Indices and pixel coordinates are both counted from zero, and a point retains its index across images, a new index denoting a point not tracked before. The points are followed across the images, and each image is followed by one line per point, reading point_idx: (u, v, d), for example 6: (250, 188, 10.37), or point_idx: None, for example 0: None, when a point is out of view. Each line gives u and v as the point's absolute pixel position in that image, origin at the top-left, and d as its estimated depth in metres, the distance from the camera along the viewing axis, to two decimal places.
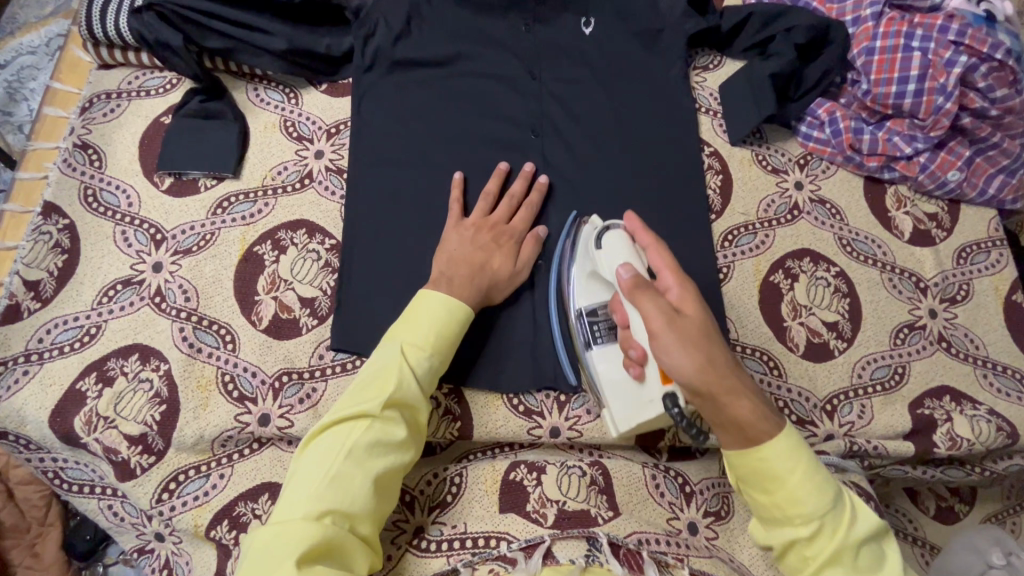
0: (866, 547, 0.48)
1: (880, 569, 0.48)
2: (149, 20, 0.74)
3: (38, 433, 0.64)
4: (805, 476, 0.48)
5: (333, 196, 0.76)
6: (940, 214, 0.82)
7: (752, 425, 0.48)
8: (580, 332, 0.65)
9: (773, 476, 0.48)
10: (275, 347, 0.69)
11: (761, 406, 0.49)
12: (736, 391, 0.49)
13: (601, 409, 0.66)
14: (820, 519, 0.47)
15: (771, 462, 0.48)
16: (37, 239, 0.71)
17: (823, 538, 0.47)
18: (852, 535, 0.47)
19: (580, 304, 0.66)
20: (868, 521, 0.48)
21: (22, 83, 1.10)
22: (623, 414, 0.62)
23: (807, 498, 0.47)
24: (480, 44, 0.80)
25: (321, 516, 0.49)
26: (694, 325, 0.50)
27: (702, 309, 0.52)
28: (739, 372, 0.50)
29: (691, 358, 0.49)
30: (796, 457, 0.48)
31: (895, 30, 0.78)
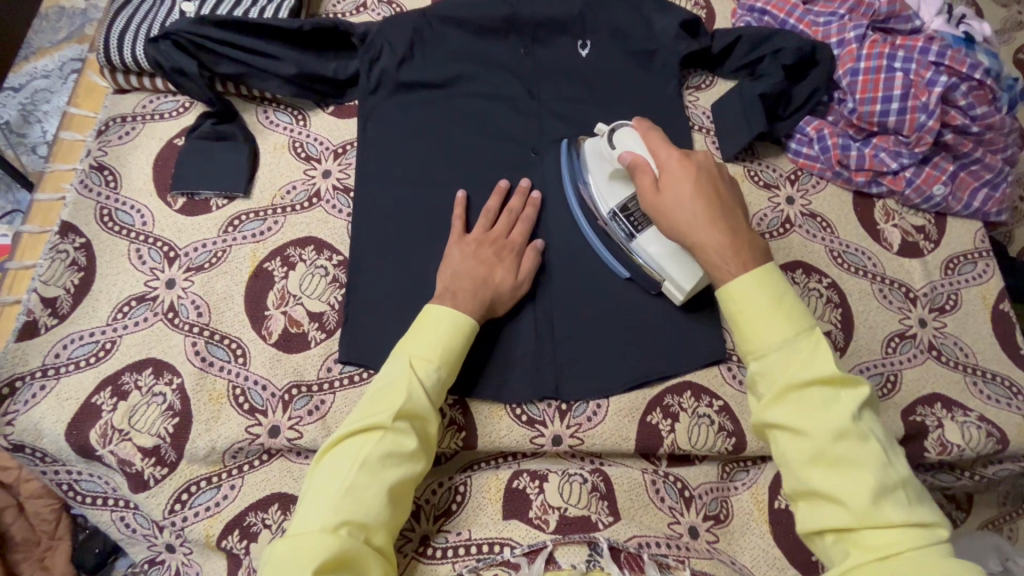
0: (816, 387, 0.51)
1: (827, 409, 0.51)
2: (165, 48, 0.77)
3: (54, 445, 0.66)
4: (762, 316, 0.54)
5: (340, 214, 0.78)
6: (927, 226, 0.85)
7: (721, 274, 0.57)
8: (620, 229, 0.71)
9: (735, 318, 0.56)
10: (285, 360, 0.71)
11: (733, 254, 0.57)
12: (701, 249, 0.58)
13: (660, 281, 0.71)
14: (772, 353, 0.53)
15: (736, 303, 0.56)
16: (54, 257, 0.73)
17: (774, 372, 0.53)
18: (798, 373, 0.51)
19: (610, 205, 0.71)
20: (822, 364, 0.52)
21: (36, 106, 1.14)
22: (684, 273, 0.68)
23: (762, 333, 0.54)
24: (481, 67, 0.84)
25: (337, 527, 0.51)
26: (668, 199, 0.60)
27: (681, 182, 0.60)
28: (710, 231, 0.58)
29: (668, 224, 0.61)
30: (757, 295, 0.55)
31: (877, 52, 0.81)
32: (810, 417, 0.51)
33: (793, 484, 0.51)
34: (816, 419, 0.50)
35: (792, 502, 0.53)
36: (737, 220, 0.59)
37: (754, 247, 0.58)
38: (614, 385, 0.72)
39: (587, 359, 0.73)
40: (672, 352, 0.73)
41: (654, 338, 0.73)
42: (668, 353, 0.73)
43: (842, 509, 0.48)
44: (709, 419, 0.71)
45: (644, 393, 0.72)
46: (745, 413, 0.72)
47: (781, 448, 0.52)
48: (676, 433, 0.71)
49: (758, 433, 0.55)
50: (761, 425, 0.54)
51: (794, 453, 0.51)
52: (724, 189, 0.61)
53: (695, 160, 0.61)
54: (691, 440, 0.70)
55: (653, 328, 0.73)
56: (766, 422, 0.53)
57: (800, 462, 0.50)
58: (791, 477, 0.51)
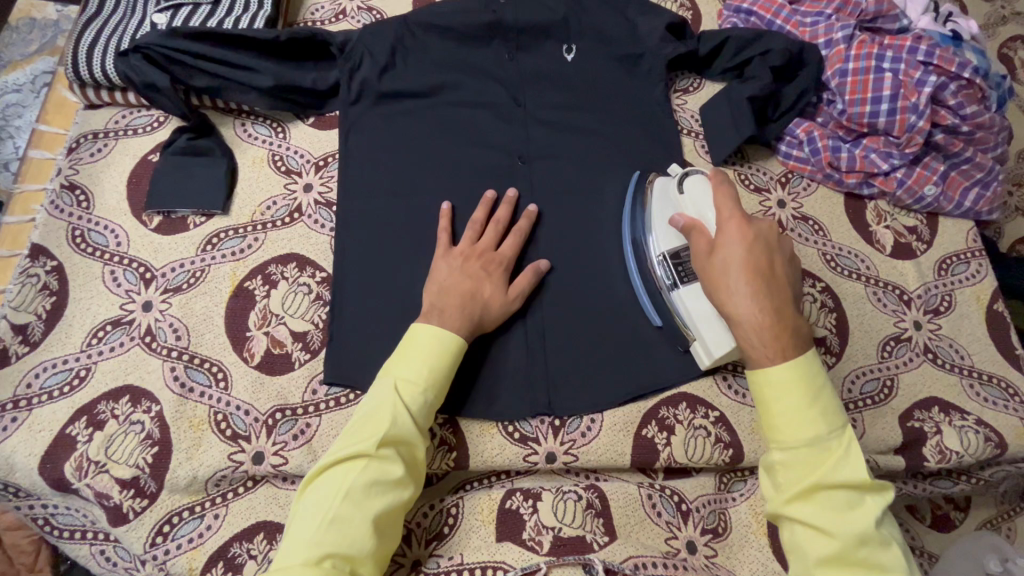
0: (843, 490, 0.51)
1: (851, 513, 0.50)
2: (136, 63, 0.75)
3: (27, 480, 0.64)
4: (796, 409, 0.53)
5: (323, 229, 0.76)
6: (919, 226, 0.84)
7: (751, 355, 0.55)
8: (664, 274, 0.69)
9: (765, 403, 0.55)
10: (268, 384, 0.68)
11: (767, 337, 0.55)
12: (737, 320, 0.56)
13: (691, 340, 0.69)
14: (801, 451, 0.53)
15: (769, 388, 0.54)
16: (24, 282, 0.71)
17: (799, 469, 0.52)
18: (828, 477, 0.51)
19: (662, 249, 0.69)
20: (852, 470, 0.51)
21: (7, 121, 1.10)
22: (716, 339, 0.66)
23: (793, 429, 0.53)
24: (465, 74, 0.82)
25: (320, 559, 0.49)
26: (716, 264, 0.58)
27: (736, 250, 0.58)
28: (752, 305, 0.56)
29: (709, 289, 0.59)
30: (791, 390, 0.54)
31: (866, 53, 0.80)
32: (834, 520, 0.50)
33: (802, 575, 0.51)
34: (842, 524, 0.50)
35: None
36: (784, 303, 0.56)
37: (793, 334, 0.55)
38: (607, 399, 0.70)
39: (579, 372, 0.71)
40: (666, 364, 0.71)
41: (648, 350, 0.72)
42: (663, 368, 0.71)
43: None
44: (706, 431, 0.70)
45: (639, 406, 0.71)
46: (741, 424, 0.71)
47: (797, 541, 0.52)
48: (671, 447, 0.69)
49: (771, 519, 0.55)
50: (778, 515, 0.53)
51: (811, 549, 0.51)
52: (779, 267, 0.58)
53: (756, 231, 0.59)
54: (687, 454, 0.69)
55: (647, 340, 0.72)
56: (785, 516, 0.52)
57: (817, 560, 0.50)
58: (802, 567, 0.51)
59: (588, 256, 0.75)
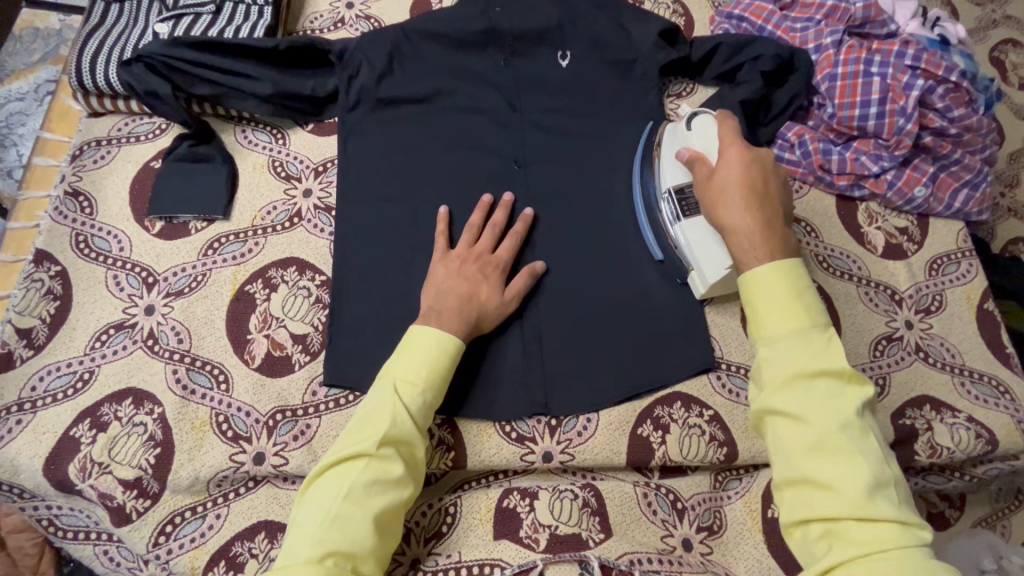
0: (824, 379, 0.52)
1: (833, 400, 0.51)
2: (139, 71, 0.76)
3: (32, 481, 0.64)
4: (782, 303, 0.55)
5: (322, 233, 0.77)
6: (910, 227, 0.85)
7: (743, 260, 0.59)
8: (668, 209, 0.72)
9: (753, 300, 0.57)
10: (268, 386, 0.69)
11: (758, 243, 0.58)
12: (731, 229, 0.60)
13: (690, 270, 0.73)
14: (783, 342, 0.54)
15: (757, 284, 0.57)
16: (29, 286, 0.72)
17: (781, 357, 0.54)
18: (809, 362, 0.52)
19: (667, 185, 0.72)
20: (833, 357, 0.53)
21: (11, 129, 1.12)
22: (712, 266, 0.69)
23: (777, 320, 0.55)
24: (462, 81, 0.83)
25: (323, 558, 0.50)
26: (716, 183, 0.63)
27: (734, 170, 0.62)
28: (746, 215, 0.60)
29: (708, 207, 0.63)
30: (778, 286, 0.56)
31: (854, 57, 0.82)
32: (814, 406, 0.51)
33: (785, 470, 0.51)
34: (823, 408, 0.51)
35: (778, 492, 0.53)
36: (777, 219, 0.61)
37: (783, 245, 0.59)
38: (603, 399, 0.71)
39: (575, 372, 0.72)
40: (661, 365, 0.72)
41: (643, 351, 0.73)
42: (659, 368, 0.72)
43: (833, 498, 0.48)
44: (701, 431, 0.71)
45: (634, 405, 0.72)
46: (735, 423, 0.72)
47: (780, 435, 0.52)
48: (666, 446, 0.70)
49: (756, 423, 0.56)
50: (761, 411, 0.54)
51: (792, 441, 0.51)
52: (774, 188, 0.62)
53: (755, 155, 0.63)
54: (682, 452, 0.70)
55: (642, 341, 0.73)
56: (767, 408, 0.53)
57: (798, 449, 0.51)
58: (784, 463, 0.52)
59: (584, 257, 0.76)
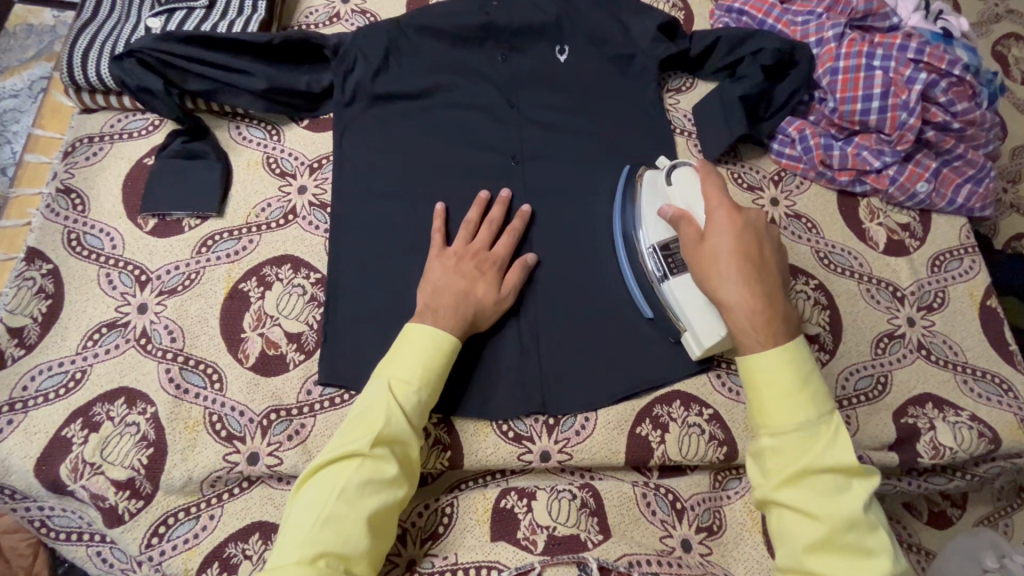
0: (831, 473, 0.51)
1: (840, 496, 0.50)
2: (130, 66, 0.75)
3: (23, 482, 0.64)
4: (785, 392, 0.53)
5: (317, 231, 0.76)
6: (912, 223, 0.84)
7: (745, 343, 0.56)
8: (655, 266, 0.69)
9: (754, 387, 0.55)
10: (262, 384, 0.69)
11: (758, 322, 0.55)
12: (728, 307, 0.57)
13: (682, 330, 0.70)
14: (789, 435, 0.52)
15: (760, 371, 0.54)
16: (20, 285, 0.71)
17: (787, 453, 0.52)
18: (816, 459, 0.51)
19: (652, 241, 0.70)
20: (841, 453, 0.51)
21: (4, 126, 1.11)
22: (706, 328, 0.66)
23: (782, 412, 0.53)
24: (459, 76, 0.82)
25: (315, 558, 0.49)
26: (707, 253, 0.59)
27: (726, 238, 0.58)
28: (743, 291, 0.56)
29: (701, 279, 0.60)
30: (780, 373, 0.54)
31: (856, 51, 0.81)
32: (822, 502, 0.50)
33: (788, 560, 0.51)
34: (833, 506, 0.50)
35: (780, 574, 0.53)
36: (775, 289, 0.57)
37: (785, 318, 0.56)
38: (601, 397, 0.70)
39: (573, 371, 0.71)
40: (659, 363, 0.72)
41: (641, 349, 0.72)
42: (657, 366, 0.72)
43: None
44: (701, 429, 0.70)
45: (633, 404, 0.71)
46: (735, 422, 0.71)
47: (785, 527, 0.51)
48: (665, 445, 0.69)
49: (758, 506, 0.55)
50: (766, 501, 0.53)
51: (798, 534, 0.50)
52: (768, 253, 0.59)
53: (745, 217, 0.59)
54: (681, 451, 0.69)
55: (640, 339, 0.72)
56: (773, 500, 0.52)
57: (804, 544, 0.50)
58: (788, 554, 0.51)
59: (582, 255, 0.75)
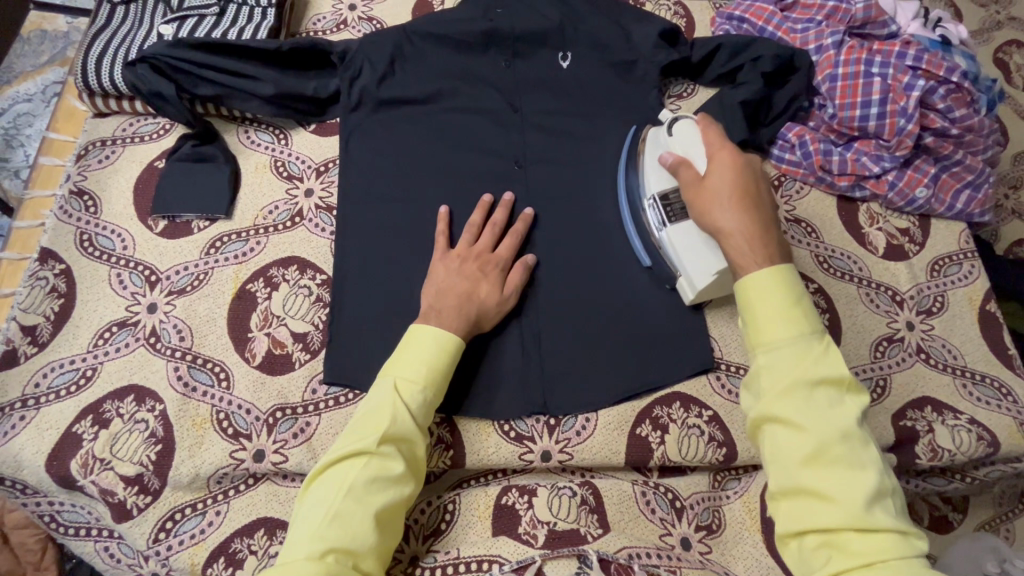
0: (823, 388, 0.52)
1: (832, 410, 0.51)
2: (143, 72, 0.77)
3: (34, 477, 0.65)
4: (780, 309, 0.54)
5: (323, 233, 0.78)
6: (912, 229, 0.85)
7: (741, 266, 0.57)
8: (654, 215, 0.72)
9: (748, 306, 0.56)
10: (269, 383, 0.70)
11: (756, 246, 0.57)
12: (727, 233, 0.59)
13: (678, 275, 0.72)
14: (784, 349, 0.53)
15: (756, 289, 0.55)
16: (33, 284, 0.73)
17: (783, 366, 0.53)
18: (810, 372, 0.52)
19: (653, 191, 0.72)
20: (833, 366, 0.52)
21: (18, 130, 1.13)
22: (700, 271, 0.68)
23: (779, 328, 0.54)
24: (463, 82, 0.84)
25: (323, 554, 0.50)
26: (707, 188, 0.62)
27: (725, 175, 0.61)
28: (741, 220, 0.59)
29: (702, 213, 0.62)
30: (776, 291, 0.55)
31: (855, 58, 0.82)
32: (815, 416, 0.51)
33: (783, 481, 0.51)
34: (826, 419, 0.51)
35: (772, 501, 0.53)
36: (771, 222, 0.59)
37: (780, 248, 0.58)
38: (602, 398, 0.71)
39: (573, 371, 0.72)
40: (659, 365, 0.73)
41: (641, 351, 0.73)
42: (659, 367, 0.73)
43: (830, 508, 0.49)
44: (700, 430, 0.71)
45: (633, 405, 0.72)
46: (734, 423, 0.72)
47: (779, 445, 0.52)
48: (665, 446, 0.70)
49: (751, 430, 0.55)
50: (761, 419, 0.53)
51: (791, 451, 0.51)
52: (765, 192, 0.61)
53: (744, 157, 0.62)
54: (681, 451, 0.70)
55: (641, 339, 0.73)
56: (768, 416, 0.52)
57: (797, 462, 0.50)
58: (782, 473, 0.51)
59: (583, 257, 0.76)
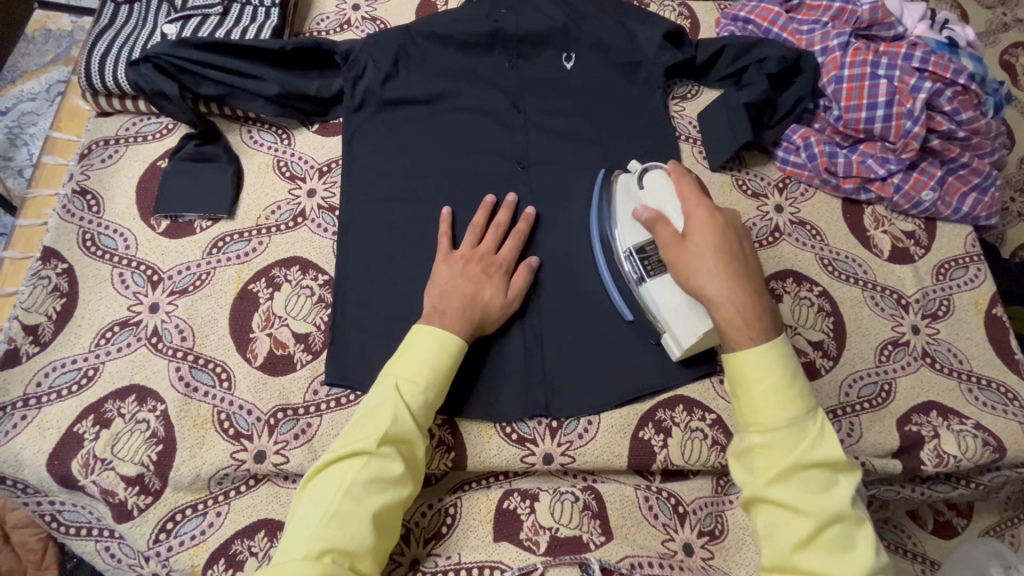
0: (817, 470, 0.52)
1: (826, 493, 0.52)
2: (146, 71, 0.77)
3: (35, 476, 0.65)
4: (773, 390, 0.54)
5: (326, 233, 0.78)
6: (917, 232, 0.84)
7: (733, 339, 0.57)
8: (631, 268, 0.70)
9: (742, 383, 0.56)
10: (270, 384, 0.70)
11: (745, 316, 0.56)
12: (715, 302, 0.58)
13: (662, 331, 0.70)
14: (778, 432, 0.54)
15: (748, 367, 0.56)
16: (36, 284, 0.73)
17: (776, 449, 0.53)
18: (804, 456, 0.52)
19: (628, 243, 0.70)
20: (828, 449, 0.53)
21: (22, 128, 1.14)
22: (684, 328, 0.66)
23: (772, 410, 0.54)
24: (466, 83, 0.83)
25: (321, 554, 0.50)
26: (689, 251, 0.60)
27: (707, 237, 0.59)
28: (728, 287, 0.57)
29: (686, 279, 0.60)
30: (769, 370, 0.55)
31: (861, 59, 0.81)
32: (810, 498, 0.51)
33: (776, 558, 0.52)
34: (821, 502, 0.51)
35: (765, 572, 0.54)
36: (757, 283, 0.59)
37: (768, 312, 0.58)
38: (604, 401, 0.71)
39: (575, 373, 0.72)
40: (662, 368, 0.72)
41: (644, 354, 0.72)
42: (662, 370, 0.72)
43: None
44: (703, 434, 0.71)
45: (636, 408, 0.71)
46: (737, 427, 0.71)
47: (774, 524, 0.53)
48: (668, 449, 0.70)
49: (745, 505, 0.56)
50: (755, 498, 0.54)
51: (787, 532, 0.52)
52: (748, 249, 0.61)
53: (723, 216, 0.61)
54: (684, 456, 0.69)
55: (644, 342, 0.73)
56: (762, 497, 0.53)
57: (792, 542, 0.51)
58: (776, 551, 0.52)
59: (586, 260, 0.76)
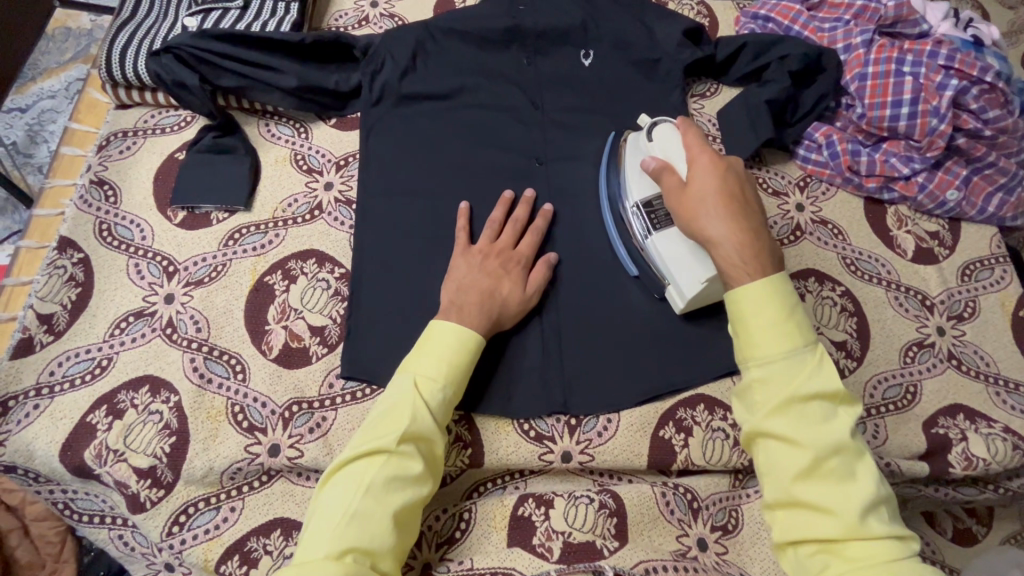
0: (817, 401, 0.52)
1: (826, 424, 0.51)
2: (167, 62, 0.77)
3: (47, 467, 0.64)
4: (772, 325, 0.54)
5: (342, 226, 0.77)
6: (941, 232, 0.83)
7: (733, 278, 0.56)
8: (639, 224, 0.70)
9: (742, 321, 0.55)
10: (285, 377, 0.69)
11: (746, 255, 0.56)
12: (716, 243, 0.57)
13: (667, 285, 0.70)
14: (776, 366, 0.53)
15: (748, 302, 0.55)
16: (51, 273, 0.72)
17: (776, 383, 0.53)
18: (803, 387, 0.51)
19: (635, 199, 0.70)
20: (826, 379, 0.52)
21: (42, 126, 1.15)
22: (690, 280, 0.66)
23: (770, 341, 0.53)
24: (484, 78, 0.83)
25: (342, 554, 0.49)
26: (691, 194, 0.60)
27: (709, 179, 0.59)
28: (728, 227, 0.57)
29: (688, 222, 0.60)
30: (768, 307, 0.54)
31: (886, 57, 0.80)
32: (808, 430, 0.51)
33: (777, 493, 0.51)
34: (821, 432, 0.51)
35: (767, 510, 0.53)
36: (759, 224, 0.58)
37: (771, 254, 0.57)
38: (624, 399, 0.69)
39: (594, 370, 0.70)
40: (684, 367, 0.71)
41: (665, 353, 0.71)
42: (683, 369, 0.71)
43: (827, 520, 0.49)
44: (724, 434, 0.69)
45: (656, 407, 0.70)
46: None
47: (772, 460, 0.52)
48: (689, 449, 0.68)
49: (745, 441, 0.55)
50: (753, 434, 0.53)
51: (786, 465, 0.51)
52: (750, 193, 0.60)
53: (725, 160, 0.61)
54: (705, 456, 0.68)
55: (665, 340, 0.72)
56: (761, 431, 0.52)
57: (792, 476, 0.50)
58: (776, 487, 0.52)
59: (604, 256, 0.75)
